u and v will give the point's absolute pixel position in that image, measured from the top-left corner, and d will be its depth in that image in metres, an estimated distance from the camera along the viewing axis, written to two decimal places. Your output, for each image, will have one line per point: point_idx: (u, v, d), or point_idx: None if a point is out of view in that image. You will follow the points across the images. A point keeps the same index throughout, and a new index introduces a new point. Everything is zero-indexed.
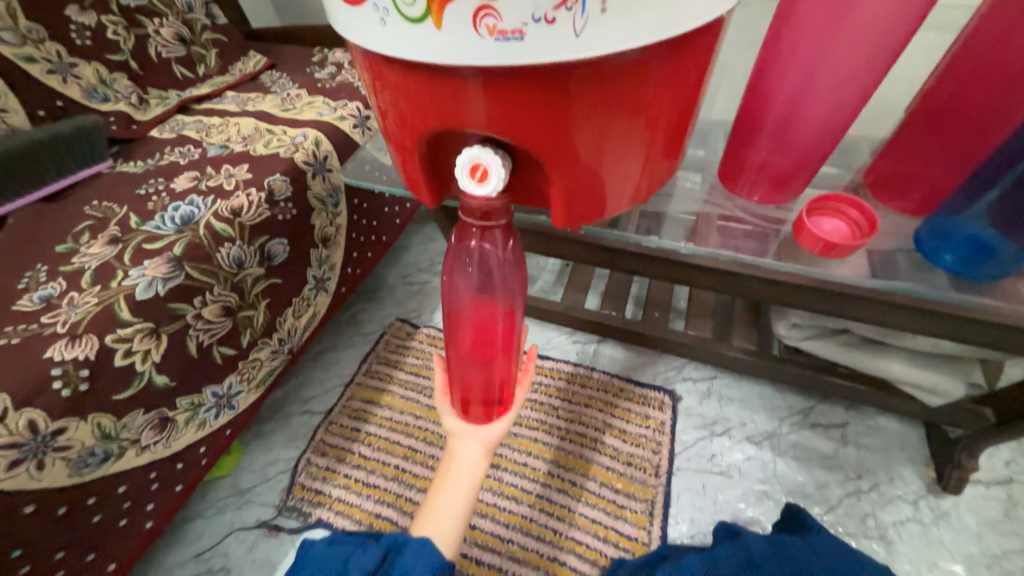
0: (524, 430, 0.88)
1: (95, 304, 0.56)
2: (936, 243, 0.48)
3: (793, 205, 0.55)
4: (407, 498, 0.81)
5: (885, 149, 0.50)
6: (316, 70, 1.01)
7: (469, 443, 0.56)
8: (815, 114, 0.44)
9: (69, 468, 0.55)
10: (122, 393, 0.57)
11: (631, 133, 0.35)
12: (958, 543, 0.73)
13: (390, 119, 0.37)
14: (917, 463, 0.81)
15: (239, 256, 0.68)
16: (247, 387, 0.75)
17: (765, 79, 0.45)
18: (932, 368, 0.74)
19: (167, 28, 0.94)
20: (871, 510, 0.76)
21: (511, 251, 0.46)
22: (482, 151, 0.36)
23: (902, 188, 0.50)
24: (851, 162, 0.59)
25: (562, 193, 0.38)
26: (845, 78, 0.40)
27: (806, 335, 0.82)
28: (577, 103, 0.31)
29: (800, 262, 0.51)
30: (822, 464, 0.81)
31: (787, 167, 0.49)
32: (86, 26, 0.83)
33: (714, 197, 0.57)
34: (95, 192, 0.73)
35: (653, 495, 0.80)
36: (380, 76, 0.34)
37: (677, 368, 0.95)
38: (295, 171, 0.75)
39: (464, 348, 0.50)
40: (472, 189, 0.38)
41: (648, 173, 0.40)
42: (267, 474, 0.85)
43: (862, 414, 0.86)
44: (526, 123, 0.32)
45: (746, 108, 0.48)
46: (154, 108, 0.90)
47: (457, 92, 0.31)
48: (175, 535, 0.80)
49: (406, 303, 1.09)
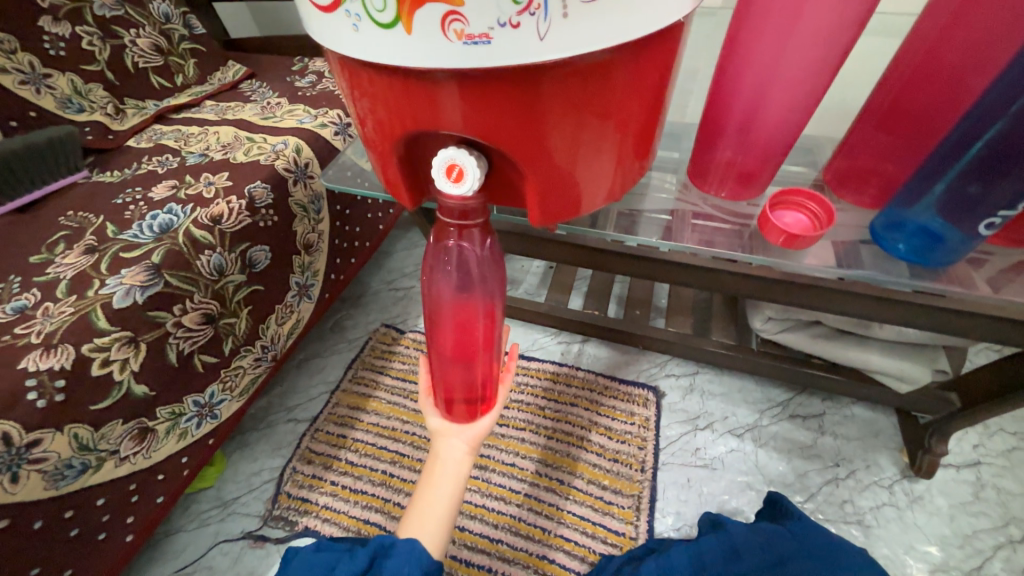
0: (512, 430, 0.88)
1: (72, 313, 0.55)
2: (891, 234, 0.50)
3: (760, 201, 0.57)
4: (395, 502, 0.81)
5: (844, 146, 0.53)
6: (296, 79, 1.01)
7: (453, 442, 0.57)
8: (773, 114, 0.46)
9: (45, 482, 0.53)
10: (100, 403, 0.57)
11: (601, 135, 0.36)
12: (931, 525, 0.75)
13: (369, 125, 0.38)
14: (891, 449, 0.83)
15: (220, 263, 0.68)
16: (229, 396, 0.75)
17: (727, 82, 0.47)
18: (901, 356, 0.78)
19: (144, 38, 0.94)
20: (849, 496, 0.79)
21: (489, 250, 0.47)
22: (457, 151, 0.37)
23: (860, 183, 0.53)
24: (815, 159, 0.62)
25: (537, 192, 0.39)
26: (800, 79, 0.43)
27: (781, 328, 0.84)
28: (548, 106, 0.33)
29: (770, 254, 0.52)
30: (802, 454, 0.83)
31: (751, 165, 0.51)
32: (60, 37, 0.83)
33: (686, 194, 0.59)
34: (70, 202, 0.72)
35: (639, 490, 0.81)
36: (357, 82, 0.35)
37: (660, 365, 0.97)
38: (276, 177, 0.76)
39: (446, 347, 0.50)
40: (449, 189, 0.39)
41: (620, 173, 0.42)
42: (252, 484, 0.84)
43: (837, 404, 0.89)
44: (500, 125, 0.34)
45: (711, 109, 0.50)
46: (131, 118, 0.89)
47: (432, 95, 0.32)
48: (157, 550, 0.78)
49: (391, 308, 1.09)
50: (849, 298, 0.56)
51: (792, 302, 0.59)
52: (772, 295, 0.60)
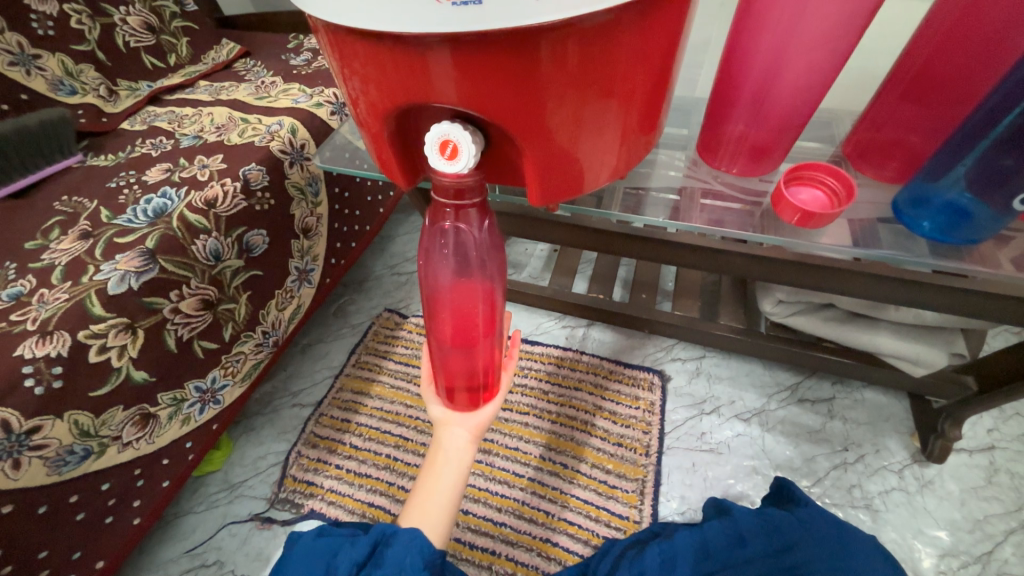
0: (515, 415, 0.88)
1: (66, 300, 0.55)
2: (914, 211, 0.47)
3: (774, 177, 0.54)
4: (399, 486, 0.81)
5: (864, 117, 0.50)
6: (292, 57, 0.98)
7: (456, 430, 0.56)
8: (790, 82, 0.43)
9: (47, 468, 0.54)
10: (99, 389, 0.56)
11: (604, 111, 0.34)
12: (941, 510, 0.74)
13: (362, 106, 0.36)
14: (902, 433, 0.82)
15: (216, 248, 0.67)
16: (232, 381, 0.75)
17: (739, 49, 0.44)
18: (919, 341, 0.75)
19: (134, 16, 0.91)
20: (858, 481, 0.78)
21: (487, 232, 0.45)
22: (451, 126, 0.34)
23: (882, 156, 0.50)
24: (832, 133, 0.59)
25: (537, 170, 0.37)
26: (820, 44, 0.40)
27: (792, 310, 0.82)
28: (548, 76, 0.30)
29: (783, 234, 0.50)
30: (810, 438, 0.82)
31: (765, 138, 0.48)
32: (48, 15, 0.80)
33: (695, 170, 0.56)
34: (65, 187, 0.71)
35: (644, 474, 0.80)
36: (345, 57, 0.33)
37: (666, 349, 0.95)
38: (271, 160, 0.74)
39: (445, 334, 0.49)
40: (443, 167, 0.37)
41: (625, 149, 0.39)
42: (258, 467, 0.85)
43: (848, 388, 0.87)
44: (496, 98, 0.31)
45: (722, 80, 0.47)
46: (124, 100, 0.87)
47: (423, 67, 0.30)
48: (166, 531, 0.79)
49: (394, 293, 1.08)
50: (865, 280, 0.54)
51: (805, 284, 0.57)
52: (784, 278, 0.57)
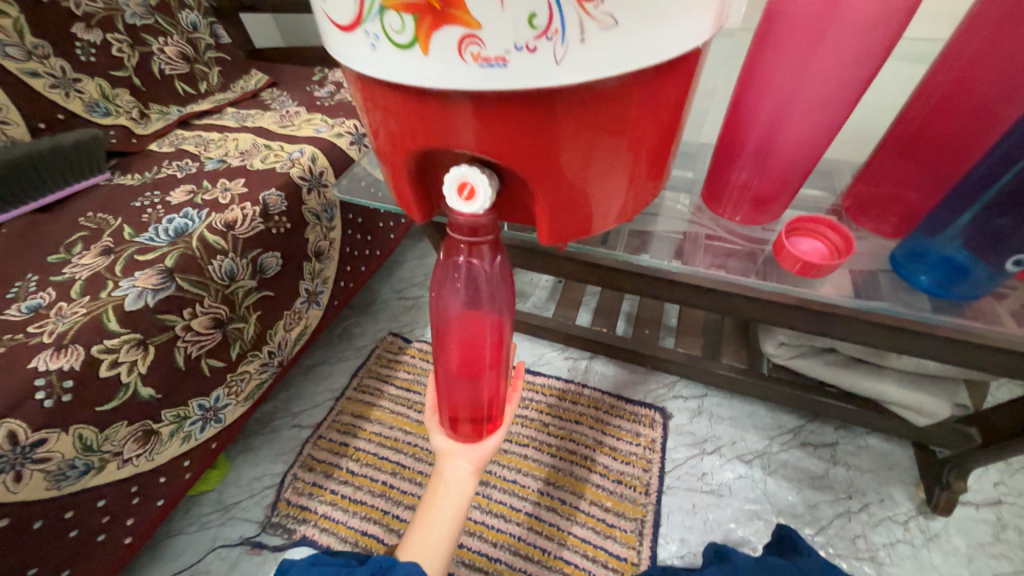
0: (514, 447, 0.87)
1: (84, 314, 0.56)
2: (914, 265, 0.49)
3: (775, 226, 0.56)
4: (394, 515, 0.80)
5: (862, 173, 0.52)
6: (316, 89, 1.03)
7: (458, 462, 0.56)
8: (793, 137, 0.45)
9: (47, 481, 0.54)
10: (106, 404, 0.57)
11: (614, 153, 0.36)
12: (948, 566, 0.72)
13: (384, 142, 0.38)
14: (906, 483, 0.81)
15: (231, 268, 0.69)
16: (235, 400, 0.75)
17: (744, 104, 0.47)
18: (921, 389, 0.75)
19: (171, 46, 0.96)
20: (863, 531, 0.76)
21: (498, 267, 0.47)
22: (470, 169, 0.37)
23: (881, 211, 0.52)
24: (833, 184, 0.61)
25: (547, 208, 0.38)
26: (819, 106, 0.42)
27: (794, 353, 0.83)
28: (562, 124, 0.32)
29: (784, 281, 0.51)
30: (812, 484, 0.81)
31: (767, 188, 0.50)
32: (91, 43, 0.85)
33: (699, 217, 0.58)
34: (91, 204, 0.73)
35: (643, 514, 0.79)
36: (372, 98, 0.35)
37: (668, 386, 0.95)
38: (290, 186, 0.77)
39: (452, 364, 0.50)
40: (460, 207, 0.38)
41: (633, 192, 0.41)
42: (253, 489, 0.84)
43: (851, 433, 0.87)
44: (512, 143, 0.33)
45: (727, 132, 0.50)
46: (155, 123, 0.91)
47: (446, 113, 0.32)
48: (154, 552, 0.78)
49: (399, 317, 1.09)
50: (866, 328, 0.54)
51: (807, 330, 0.58)
52: (784, 321, 0.58)
